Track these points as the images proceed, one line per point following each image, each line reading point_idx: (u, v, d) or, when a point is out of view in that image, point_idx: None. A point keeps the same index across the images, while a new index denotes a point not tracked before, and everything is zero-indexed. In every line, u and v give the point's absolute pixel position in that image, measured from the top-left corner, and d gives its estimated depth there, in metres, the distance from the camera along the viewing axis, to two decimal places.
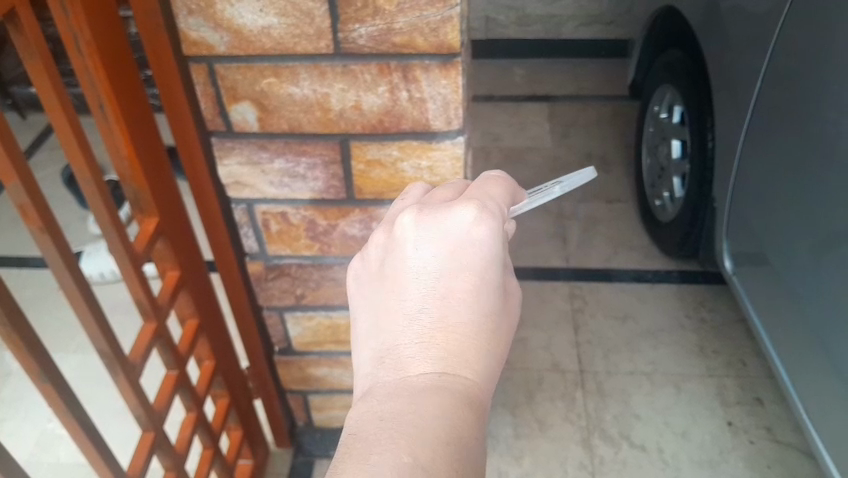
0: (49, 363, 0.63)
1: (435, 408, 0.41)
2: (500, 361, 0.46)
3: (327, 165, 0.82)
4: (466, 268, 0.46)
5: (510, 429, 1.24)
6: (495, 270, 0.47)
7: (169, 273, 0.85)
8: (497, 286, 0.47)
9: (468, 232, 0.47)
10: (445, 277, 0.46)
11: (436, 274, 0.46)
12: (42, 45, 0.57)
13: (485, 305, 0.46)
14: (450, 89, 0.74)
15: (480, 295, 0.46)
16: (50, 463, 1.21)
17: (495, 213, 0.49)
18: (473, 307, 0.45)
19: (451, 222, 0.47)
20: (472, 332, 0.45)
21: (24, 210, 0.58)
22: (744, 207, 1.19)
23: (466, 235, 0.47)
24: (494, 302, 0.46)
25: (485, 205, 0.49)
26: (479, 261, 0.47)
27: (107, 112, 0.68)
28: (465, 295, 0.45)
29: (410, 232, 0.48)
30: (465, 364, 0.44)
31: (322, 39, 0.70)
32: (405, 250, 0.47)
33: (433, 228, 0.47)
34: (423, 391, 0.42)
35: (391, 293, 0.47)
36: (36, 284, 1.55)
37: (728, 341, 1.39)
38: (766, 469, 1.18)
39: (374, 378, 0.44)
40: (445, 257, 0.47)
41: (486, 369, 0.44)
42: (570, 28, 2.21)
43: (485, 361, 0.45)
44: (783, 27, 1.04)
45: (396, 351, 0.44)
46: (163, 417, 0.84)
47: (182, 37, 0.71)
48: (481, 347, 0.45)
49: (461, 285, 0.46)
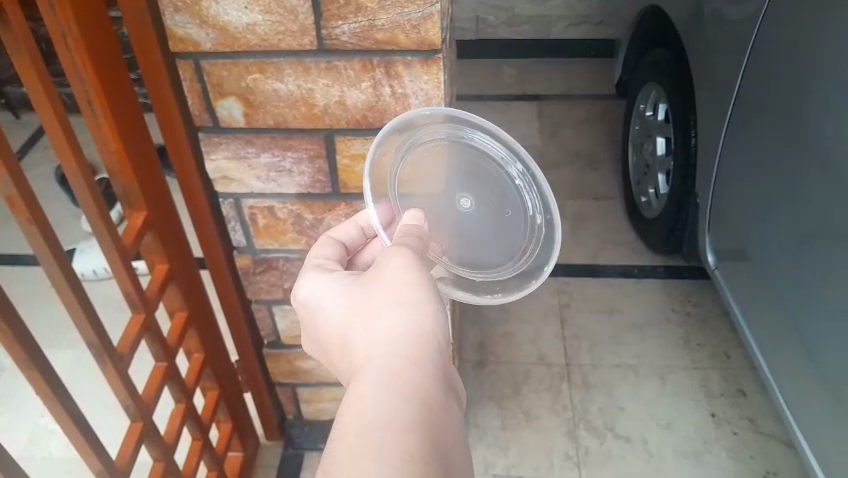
0: (38, 352, 0.64)
1: (356, 389, 0.51)
2: (394, 313, 0.55)
3: (312, 159, 0.83)
4: (332, 309, 0.61)
5: (497, 422, 1.26)
6: (355, 286, 0.61)
7: (158, 266, 0.86)
8: (360, 290, 0.60)
9: (316, 299, 0.63)
10: (336, 318, 0.60)
11: (330, 325, 0.61)
12: (29, 40, 0.58)
13: (356, 308, 0.58)
14: (431, 85, 0.76)
15: (351, 309, 0.59)
16: (42, 457, 1.22)
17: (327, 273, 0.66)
18: (354, 317, 0.58)
19: (313, 300, 0.64)
20: (363, 325, 0.57)
21: (12, 201, 0.59)
22: (725, 202, 1.21)
23: (319, 301, 0.63)
24: (362, 296, 0.59)
25: (318, 268, 0.66)
26: (335, 295, 0.62)
27: (95, 107, 0.70)
28: (345, 317, 0.59)
29: (312, 331, 0.65)
30: (367, 347, 0.55)
31: (306, 35, 0.72)
32: (320, 345, 0.64)
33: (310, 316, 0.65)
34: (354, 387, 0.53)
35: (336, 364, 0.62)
36: (28, 281, 1.56)
37: (712, 334, 1.41)
38: (748, 459, 1.20)
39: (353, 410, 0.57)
40: (324, 319, 0.62)
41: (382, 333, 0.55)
42: (559, 28, 2.23)
43: (375, 323, 0.56)
44: (761, 28, 1.07)
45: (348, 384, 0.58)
46: (152, 407, 0.85)
47: (169, 34, 0.73)
48: (368, 321, 0.57)
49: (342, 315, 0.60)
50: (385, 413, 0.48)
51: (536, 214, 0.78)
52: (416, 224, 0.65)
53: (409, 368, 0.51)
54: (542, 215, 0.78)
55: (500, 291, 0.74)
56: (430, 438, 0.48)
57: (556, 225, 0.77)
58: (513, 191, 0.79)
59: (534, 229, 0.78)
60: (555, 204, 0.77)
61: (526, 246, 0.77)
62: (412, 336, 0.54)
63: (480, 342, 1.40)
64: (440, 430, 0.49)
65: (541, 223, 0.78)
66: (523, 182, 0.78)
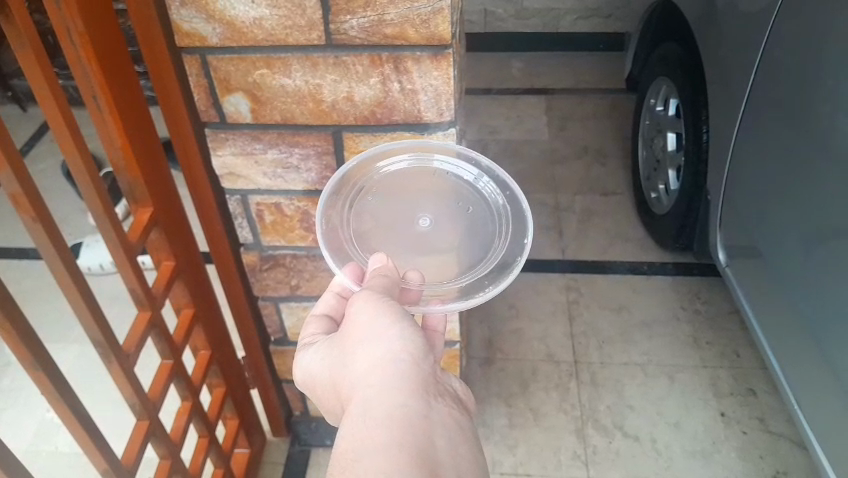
0: (42, 352, 0.64)
1: (346, 430, 0.52)
2: (370, 348, 0.56)
3: (320, 155, 0.82)
4: (320, 365, 0.62)
5: (504, 419, 1.25)
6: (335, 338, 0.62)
7: (164, 263, 0.86)
8: (340, 338, 0.61)
9: (304, 361, 0.65)
10: (325, 372, 0.61)
11: (321, 380, 0.62)
12: (33, 35, 0.57)
13: (340, 356, 0.60)
14: (440, 80, 0.74)
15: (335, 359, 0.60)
16: (48, 451, 1.22)
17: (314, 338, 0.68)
18: (339, 365, 0.59)
19: (302, 363, 0.65)
20: (346, 370, 0.58)
21: (16, 199, 0.58)
22: (737, 199, 1.20)
23: (307, 362, 0.64)
24: (342, 342, 0.60)
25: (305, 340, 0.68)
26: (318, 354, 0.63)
27: (100, 102, 0.69)
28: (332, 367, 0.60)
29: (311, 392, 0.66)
30: (352, 387, 0.56)
31: (314, 30, 0.71)
32: (321, 402, 0.65)
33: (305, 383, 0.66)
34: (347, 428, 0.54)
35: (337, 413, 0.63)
36: (35, 275, 1.55)
37: (722, 332, 1.39)
38: (758, 459, 1.19)
39: None
40: (316, 377, 0.63)
41: (363, 371, 0.56)
42: (568, 21, 2.21)
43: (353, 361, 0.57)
44: (775, 23, 1.05)
45: None
46: (158, 405, 0.85)
47: (175, 28, 0.72)
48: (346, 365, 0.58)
49: (329, 366, 0.61)
50: (370, 445, 0.49)
51: (498, 197, 0.75)
52: (382, 265, 0.64)
53: (390, 395, 0.52)
54: (502, 195, 0.75)
55: (490, 283, 0.71)
56: (416, 455, 0.48)
57: (519, 197, 0.74)
58: (469, 187, 0.75)
59: (500, 211, 0.75)
60: (509, 178, 0.75)
61: (500, 231, 0.74)
62: (389, 365, 0.55)
63: (487, 339, 1.40)
64: (427, 443, 0.50)
65: (505, 202, 0.75)
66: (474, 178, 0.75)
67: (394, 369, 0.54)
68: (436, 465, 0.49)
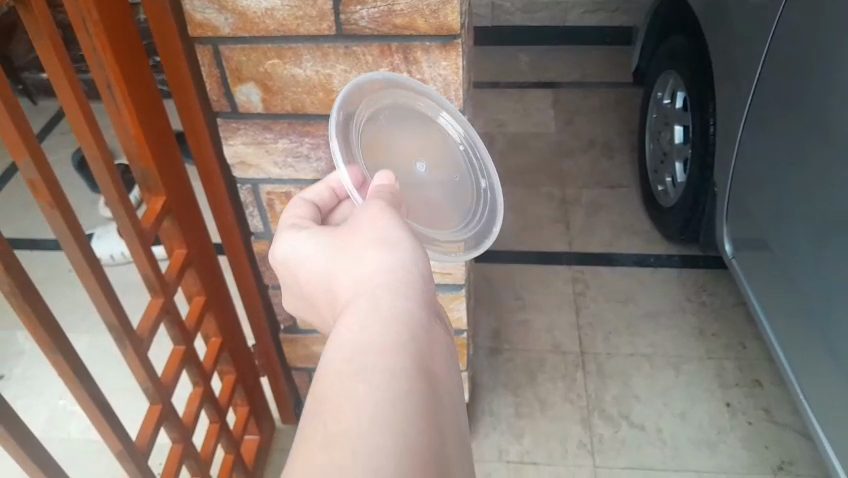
0: (60, 335, 0.65)
1: (346, 327, 0.46)
2: (380, 256, 0.52)
3: (329, 144, 0.83)
4: (317, 259, 0.58)
5: (511, 409, 1.27)
6: (337, 235, 0.58)
7: (176, 251, 0.87)
8: (344, 238, 0.56)
9: (299, 251, 0.60)
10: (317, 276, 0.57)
11: (314, 275, 0.57)
12: (50, 25, 0.59)
13: (341, 256, 0.55)
14: (449, 70, 0.76)
15: (336, 256, 0.56)
16: (62, 438, 1.25)
17: (308, 226, 0.63)
18: (339, 263, 0.55)
19: (297, 253, 0.60)
20: (349, 273, 0.53)
21: (35, 185, 0.60)
22: (744, 191, 1.20)
23: (302, 253, 0.60)
24: (349, 243, 0.55)
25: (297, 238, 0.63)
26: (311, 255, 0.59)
27: (115, 92, 0.70)
28: (329, 264, 0.56)
29: (298, 283, 0.61)
30: (354, 290, 0.51)
31: (325, 20, 0.72)
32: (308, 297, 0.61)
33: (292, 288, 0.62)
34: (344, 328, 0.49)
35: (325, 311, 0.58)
36: (48, 265, 1.58)
37: (728, 323, 1.40)
38: (763, 449, 1.19)
39: None
40: (309, 269, 0.58)
41: (369, 277, 0.51)
42: (575, 15, 2.21)
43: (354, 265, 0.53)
44: (783, 15, 1.05)
45: None
46: (171, 390, 0.86)
47: (188, 19, 0.73)
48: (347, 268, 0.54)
49: (325, 263, 0.56)
50: (375, 346, 0.44)
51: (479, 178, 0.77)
52: (387, 183, 0.62)
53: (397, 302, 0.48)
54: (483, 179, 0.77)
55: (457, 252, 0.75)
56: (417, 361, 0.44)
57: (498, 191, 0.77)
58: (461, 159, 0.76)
59: (481, 194, 0.77)
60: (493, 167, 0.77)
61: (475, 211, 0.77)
62: (398, 276, 0.50)
63: (495, 330, 1.41)
64: (429, 353, 0.46)
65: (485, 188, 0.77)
66: (468, 149, 0.76)
67: (404, 281, 0.50)
68: (435, 375, 0.45)
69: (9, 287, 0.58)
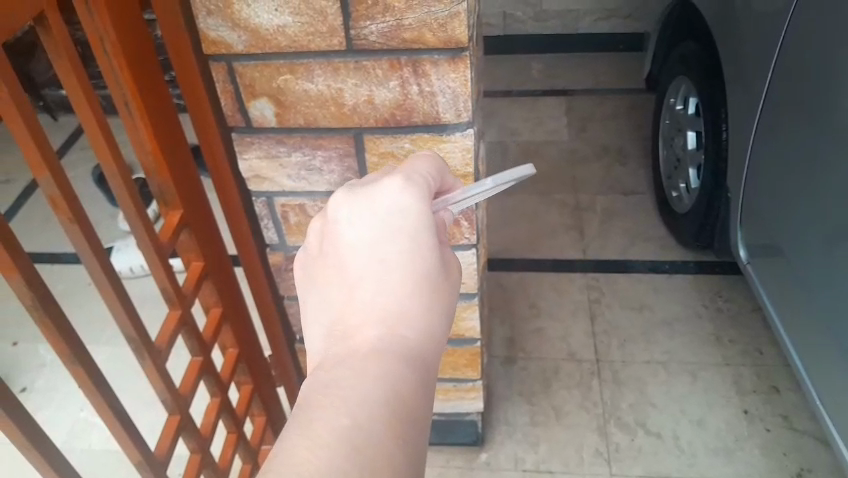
0: (80, 347, 0.67)
1: (375, 369, 0.47)
2: (435, 311, 0.51)
3: (341, 157, 0.85)
4: (398, 237, 0.51)
5: (526, 417, 1.27)
6: (429, 235, 0.52)
7: (194, 263, 0.89)
8: (429, 250, 0.52)
9: (397, 205, 0.51)
10: (386, 262, 0.51)
11: (374, 247, 0.51)
12: (67, 45, 0.61)
13: (415, 271, 0.51)
14: (458, 83, 0.76)
15: (412, 264, 0.51)
16: (84, 448, 1.27)
17: (422, 185, 0.53)
18: (405, 276, 0.50)
19: (388, 205, 0.51)
20: (406, 301, 0.50)
21: (55, 200, 0.62)
22: (757, 196, 1.20)
23: (397, 210, 0.51)
24: (427, 265, 0.51)
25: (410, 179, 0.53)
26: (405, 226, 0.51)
27: (132, 110, 0.72)
28: (404, 269, 0.51)
29: (358, 212, 0.52)
30: (397, 326, 0.50)
31: (335, 36, 0.73)
32: (343, 229, 0.52)
33: (359, 205, 0.52)
34: (365, 354, 0.48)
35: (337, 271, 0.52)
36: (69, 278, 1.61)
37: (745, 329, 1.39)
38: (782, 456, 1.18)
39: (325, 343, 0.51)
40: (380, 231, 0.51)
41: (419, 326, 0.50)
42: (587, 22, 2.21)
43: (429, 316, 0.51)
44: (793, 20, 1.05)
45: (345, 320, 0.51)
46: (189, 401, 0.88)
47: (202, 37, 0.75)
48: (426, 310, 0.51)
49: (402, 262, 0.51)
50: (403, 412, 0.45)
51: None
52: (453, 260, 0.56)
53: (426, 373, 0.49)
54: None
55: None
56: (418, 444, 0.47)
57: None
58: None
59: None
60: None
61: None
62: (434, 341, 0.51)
63: (509, 338, 1.41)
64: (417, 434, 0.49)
65: None
66: None
67: (434, 346, 0.51)
68: None
69: (31, 300, 0.60)
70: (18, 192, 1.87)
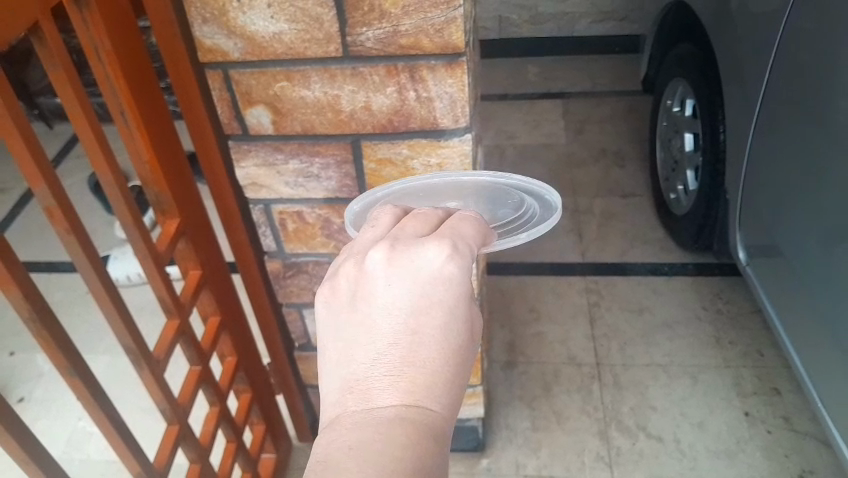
0: (78, 358, 0.66)
1: (399, 438, 0.40)
2: (462, 384, 0.45)
3: (339, 164, 0.84)
4: (438, 306, 0.45)
5: (527, 422, 1.26)
6: (466, 306, 0.46)
7: (191, 272, 0.88)
8: (464, 322, 0.46)
9: (440, 271, 0.46)
10: (423, 332, 0.44)
11: (409, 310, 0.44)
12: (63, 56, 0.60)
13: (451, 342, 0.45)
14: (455, 88, 0.76)
15: (449, 333, 0.45)
16: (81, 459, 1.26)
17: (466, 253, 0.48)
18: (441, 342, 0.44)
19: (431, 270, 0.45)
20: (440, 369, 0.43)
21: (51, 210, 0.61)
22: (756, 197, 1.19)
23: (440, 276, 0.45)
24: (462, 336, 0.45)
25: (458, 246, 0.47)
26: (446, 297, 0.45)
27: (128, 118, 0.72)
28: (440, 342, 0.44)
29: (398, 272, 0.45)
30: (425, 400, 0.42)
31: (331, 42, 0.73)
32: (376, 285, 0.45)
33: (402, 264, 0.46)
34: (389, 422, 0.41)
35: (361, 327, 0.45)
36: (66, 287, 1.60)
37: (745, 331, 1.39)
38: (784, 458, 1.18)
39: (339, 407, 0.43)
40: (419, 295, 0.45)
41: (447, 399, 0.43)
42: (583, 25, 2.21)
43: (455, 398, 0.44)
44: (789, 22, 1.05)
45: (366, 381, 0.43)
46: (187, 410, 0.87)
47: (197, 44, 0.75)
48: (457, 387, 0.44)
49: (438, 335, 0.44)
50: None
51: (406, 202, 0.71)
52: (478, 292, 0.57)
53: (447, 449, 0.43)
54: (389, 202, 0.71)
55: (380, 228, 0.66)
56: None
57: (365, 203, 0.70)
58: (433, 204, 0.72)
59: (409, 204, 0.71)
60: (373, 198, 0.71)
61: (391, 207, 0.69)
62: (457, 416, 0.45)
63: (509, 343, 1.41)
64: None
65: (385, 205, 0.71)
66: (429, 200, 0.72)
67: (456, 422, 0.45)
68: None
69: (28, 312, 0.59)
70: (15, 201, 1.86)
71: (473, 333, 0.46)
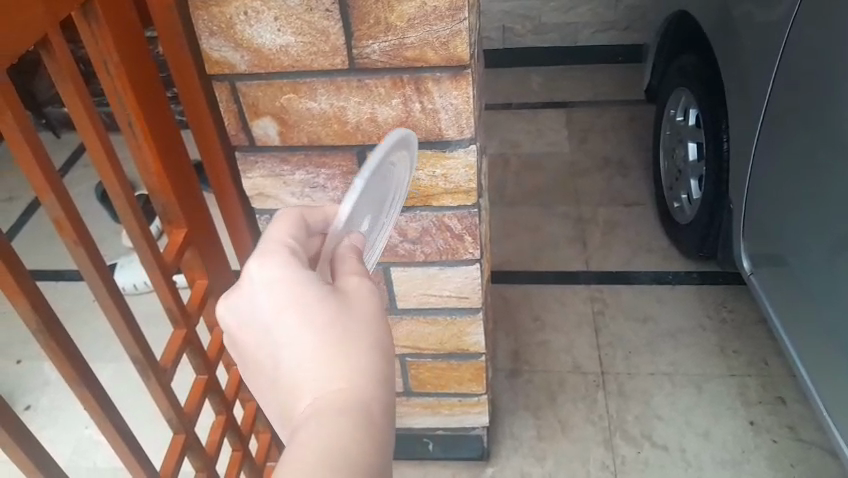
0: (85, 368, 0.66)
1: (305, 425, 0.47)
2: (349, 347, 0.51)
3: (345, 175, 0.85)
4: (286, 303, 0.52)
5: (532, 431, 1.26)
6: (313, 285, 0.53)
7: (198, 282, 0.89)
8: (321, 296, 0.52)
9: (270, 278, 0.53)
10: (288, 324, 0.51)
11: (268, 329, 0.52)
12: (72, 70, 0.61)
13: (314, 320, 0.51)
14: (460, 99, 0.77)
15: (307, 316, 0.51)
16: (88, 468, 1.26)
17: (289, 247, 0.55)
18: (305, 329, 0.51)
19: (266, 280, 0.53)
20: (317, 350, 0.50)
21: (60, 222, 0.62)
22: (760, 205, 1.20)
23: (272, 281, 0.53)
24: (324, 309, 0.52)
25: (279, 248, 0.55)
26: (287, 291, 0.52)
27: (137, 130, 0.73)
28: (303, 323, 0.51)
29: (247, 298, 0.54)
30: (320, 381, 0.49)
31: (337, 55, 0.74)
32: (240, 321, 0.54)
33: (244, 294, 0.54)
34: (297, 417, 0.48)
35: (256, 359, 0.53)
36: (73, 296, 1.61)
37: (749, 340, 1.39)
38: (790, 468, 1.18)
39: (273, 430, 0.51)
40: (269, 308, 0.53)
41: (337, 369, 0.49)
42: (586, 34, 2.23)
43: (347, 360, 0.50)
44: (792, 31, 1.05)
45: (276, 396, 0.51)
46: (194, 420, 0.87)
47: (204, 57, 0.76)
48: (343, 352, 0.51)
49: (298, 319, 0.51)
50: (329, 454, 0.45)
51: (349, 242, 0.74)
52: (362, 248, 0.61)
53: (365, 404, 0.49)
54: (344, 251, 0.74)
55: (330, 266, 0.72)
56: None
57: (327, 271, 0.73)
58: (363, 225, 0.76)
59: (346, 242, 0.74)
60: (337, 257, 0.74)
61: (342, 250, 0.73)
62: (365, 371, 0.50)
63: (514, 352, 1.41)
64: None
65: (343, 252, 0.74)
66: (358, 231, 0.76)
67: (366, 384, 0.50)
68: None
69: (36, 324, 0.60)
70: (23, 210, 1.88)
71: (334, 300, 0.52)
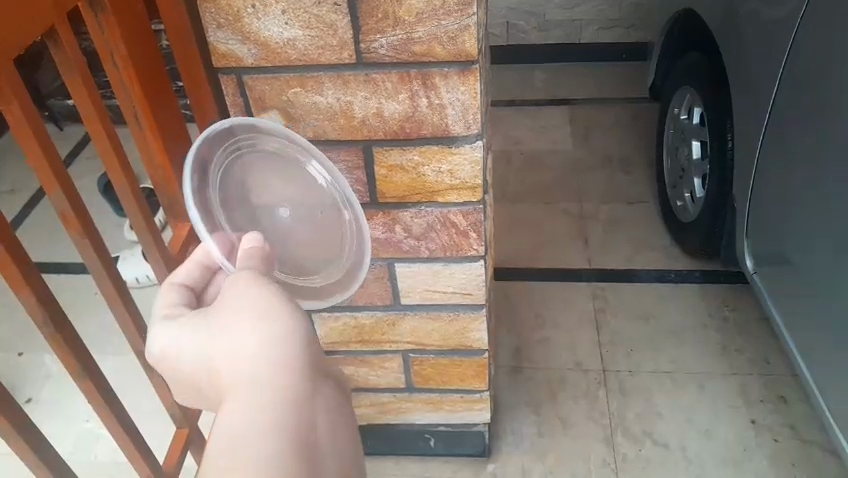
0: (90, 362, 0.66)
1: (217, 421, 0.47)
2: (227, 337, 0.51)
3: (350, 170, 0.85)
4: (173, 351, 0.54)
5: (533, 428, 1.26)
6: (190, 321, 0.55)
7: None
8: (197, 323, 0.54)
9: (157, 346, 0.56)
10: (182, 358, 0.53)
11: (181, 378, 0.55)
12: (79, 62, 0.61)
13: (194, 345, 0.52)
14: (467, 95, 0.77)
15: (188, 345, 0.53)
16: (89, 460, 1.26)
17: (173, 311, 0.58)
18: (191, 356, 0.52)
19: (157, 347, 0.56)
20: (209, 361, 0.51)
21: (66, 215, 0.62)
22: (764, 204, 1.20)
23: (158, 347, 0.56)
24: (201, 328, 0.53)
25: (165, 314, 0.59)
26: (169, 341, 0.55)
27: (143, 124, 0.72)
28: (188, 347, 0.53)
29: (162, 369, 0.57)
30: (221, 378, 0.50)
31: (345, 49, 0.74)
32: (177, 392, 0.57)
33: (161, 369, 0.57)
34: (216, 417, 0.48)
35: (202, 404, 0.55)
36: (75, 288, 1.61)
37: (751, 339, 1.39)
38: (790, 467, 1.18)
39: None
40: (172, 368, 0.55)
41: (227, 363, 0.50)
42: (590, 32, 2.22)
43: (231, 348, 0.50)
44: (799, 30, 1.05)
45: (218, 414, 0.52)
46: (197, 414, 0.87)
47: (211, 50, 0.75)
48: (224, 345, 0.50)
49: (183, 350, 0.53)
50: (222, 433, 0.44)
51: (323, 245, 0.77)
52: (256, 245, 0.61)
53: (277, 377, 0.47)
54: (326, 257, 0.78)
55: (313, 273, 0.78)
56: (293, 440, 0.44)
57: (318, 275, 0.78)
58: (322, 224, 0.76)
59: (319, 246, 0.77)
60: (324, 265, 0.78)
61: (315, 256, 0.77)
62: (254, 345, 0.49)
63: (515, 348, 1.41)
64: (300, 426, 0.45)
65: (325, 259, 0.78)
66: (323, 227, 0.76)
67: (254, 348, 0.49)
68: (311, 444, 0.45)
69: (43, 317, 0.60)
70: (25, 202, 1.87)
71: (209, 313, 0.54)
